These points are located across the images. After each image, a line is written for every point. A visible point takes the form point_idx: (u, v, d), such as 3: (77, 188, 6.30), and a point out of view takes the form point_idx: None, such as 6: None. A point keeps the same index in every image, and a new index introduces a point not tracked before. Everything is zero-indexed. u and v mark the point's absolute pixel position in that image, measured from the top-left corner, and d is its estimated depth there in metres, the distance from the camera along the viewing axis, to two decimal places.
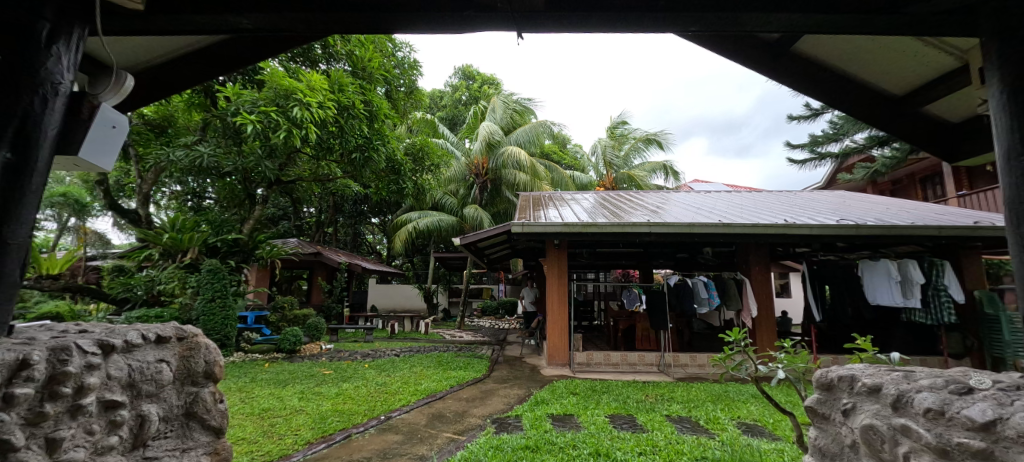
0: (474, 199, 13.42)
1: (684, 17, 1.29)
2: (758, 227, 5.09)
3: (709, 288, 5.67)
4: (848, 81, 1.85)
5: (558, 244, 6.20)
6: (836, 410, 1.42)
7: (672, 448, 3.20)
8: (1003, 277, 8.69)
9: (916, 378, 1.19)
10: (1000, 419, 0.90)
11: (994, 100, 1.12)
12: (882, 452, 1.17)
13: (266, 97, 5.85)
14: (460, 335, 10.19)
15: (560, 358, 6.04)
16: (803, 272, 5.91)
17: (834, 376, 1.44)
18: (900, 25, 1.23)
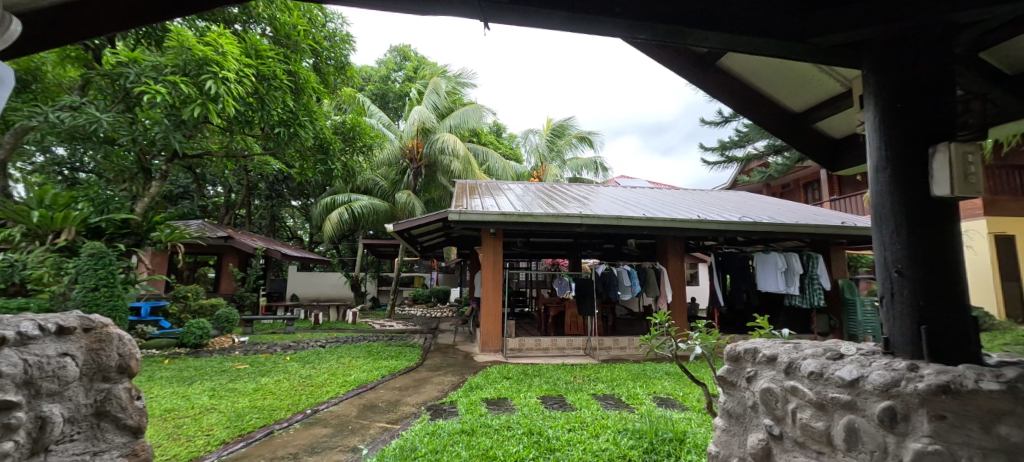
0: (408, 185, 12.98)
1: (637, 25, 1.36)
2: (676, 222, 5.63)
3: (631, 276, 6.09)
4: (759, 96, 2.13)
5: (495, 233, 6.26)
6: (741, 377, 1.63)
7: (598, 423, 3.50)
8: (857, 269, 10.59)
9: (801, 347, 1.46)
10: (861, 376, 1.15)
11: (869, 125, 1.40)
12: (776, 409, 1.42)
13: (175, 63, 5.10)
14: (390, 324, 9.86)
15: (493, 345, 6.16)
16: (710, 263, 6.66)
17: (741, 349, 1.66)
18: (805, 51, 1.45)
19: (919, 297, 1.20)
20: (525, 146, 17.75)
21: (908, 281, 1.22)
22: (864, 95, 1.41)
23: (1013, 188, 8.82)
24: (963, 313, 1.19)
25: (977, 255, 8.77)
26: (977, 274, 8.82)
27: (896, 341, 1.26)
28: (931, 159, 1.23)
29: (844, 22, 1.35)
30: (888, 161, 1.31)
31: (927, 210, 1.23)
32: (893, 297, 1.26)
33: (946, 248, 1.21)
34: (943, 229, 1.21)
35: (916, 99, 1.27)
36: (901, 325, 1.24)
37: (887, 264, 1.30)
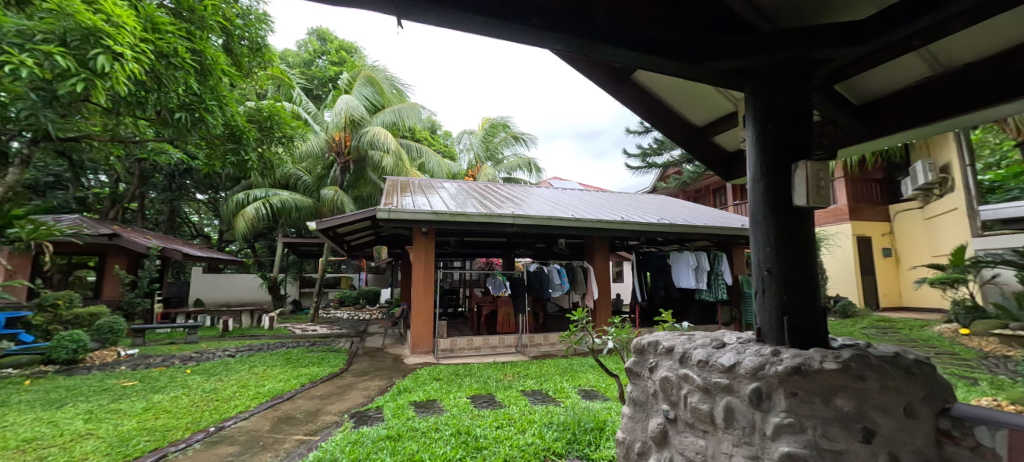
0: (335, 180, 12.21)
1: (556, 37, 1.38)
2: (602, 223, 5.96)
3: (561, 275, 6.33)
4: (667, 110, 2.33)
5: (427, 231, 6.17)
6: (645, 368, 1.77)
7: (525, 418, 3.59)
8: None
9: (694, 338, 1.62)
10: (738, 362, 1.32)
11: (750, 142, 1.60)
12: (672, 395, 1.56)
13: (50, 30, 4.31)
14: (313, 328, 9.22)
15: (424, 346, 6.05)
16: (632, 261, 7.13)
17: (645, 342, 1.79)
18: (702, 73, 1.60)
19: (783, 292, 1.40)
20: (460, 144, 17.61)
21: (775, 279, 1.42)
22: (747, 116, 1.61)
23: (869, 197, 10.63)
24: (815, 305, 1.41)
25: (841, 253, 10.46)
26: (840, 269, 10.52)
27: (766, 331, 1.45)
28: (792, 174, 1.45)
29: (734, 53, 1.51)
30: (763, 174, 1.51)
31: (792, 217, 1.43)
32: (763, 292, 1.46)
33: (804, 251, 1.42)
34: (801, 234, 1.43)
35: (783, 123, 1.50)
36: (769, 317, 1.44)
37: (760, 264, 1.49)
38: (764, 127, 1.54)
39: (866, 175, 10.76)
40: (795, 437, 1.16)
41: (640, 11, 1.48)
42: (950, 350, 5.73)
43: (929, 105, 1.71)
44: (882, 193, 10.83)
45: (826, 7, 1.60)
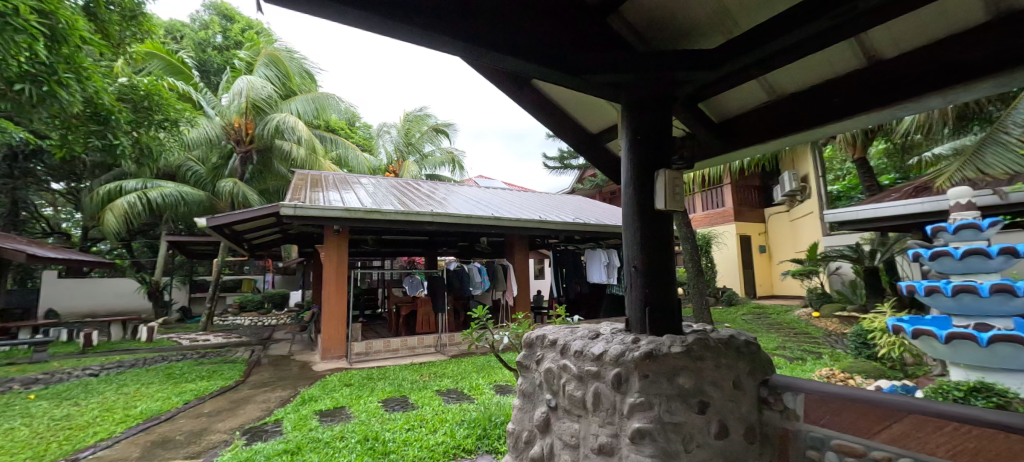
0: (234, 172, 10.94)
1: (445, 41, 1.38)
2: (520, 222, 6.12)
3: (482, 273, 6.37)
4: (565, 117, 2.49)
5: (339, 229, 5.83)
6: (533, 361, 1.86)
7: (438, 418, 3.56)
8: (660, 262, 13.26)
9: (575, 330, 1.75)
10: (604, 350, 1.46)
11: (623, 150, 1.77)
12: (553, 384, 1.67)
13: None
14: (206, 338, 8.19)
15: (336, 351, 5.72)
16: (550, 258, 7.45)
17: (533, 336, 1.89)
18: (587, 84, 1.72)
19: (646, 285, 1.58)
20: (382, 138, 16.87)
21: (639, 273, 1.59)
22: (622, 126, 1.78)
23: (749, 201, 12.30)
24: (671, 297, 1.60)
25: (727, 249, 11.97)
26: (727, 263, 11.99)
27: (632, 321, 1.62)
28: (654, 180, 1.63)
29: (610, 68, 1.65)
30: (632, 179, 1.68)
31: (654, 219, 1.61)
32: (631, 286, 1.62)
33: (664, 249, 1.60)
34: (662, 234, 1.61)
35: (648, 134, 1.69)
36: (634, 308, 1.60)
37: (629, 260, 1.65)
38: (636, 137, 1.71)
39: (748, 182, 12.43)
40: (645, 414, 1.31)
41: (525, 20, 1.54)
42: (805, 331, 6.86)
43: (766, 127, 2.05)
44: (760, 198, 12.59)
45: (689, 35, 1.82)
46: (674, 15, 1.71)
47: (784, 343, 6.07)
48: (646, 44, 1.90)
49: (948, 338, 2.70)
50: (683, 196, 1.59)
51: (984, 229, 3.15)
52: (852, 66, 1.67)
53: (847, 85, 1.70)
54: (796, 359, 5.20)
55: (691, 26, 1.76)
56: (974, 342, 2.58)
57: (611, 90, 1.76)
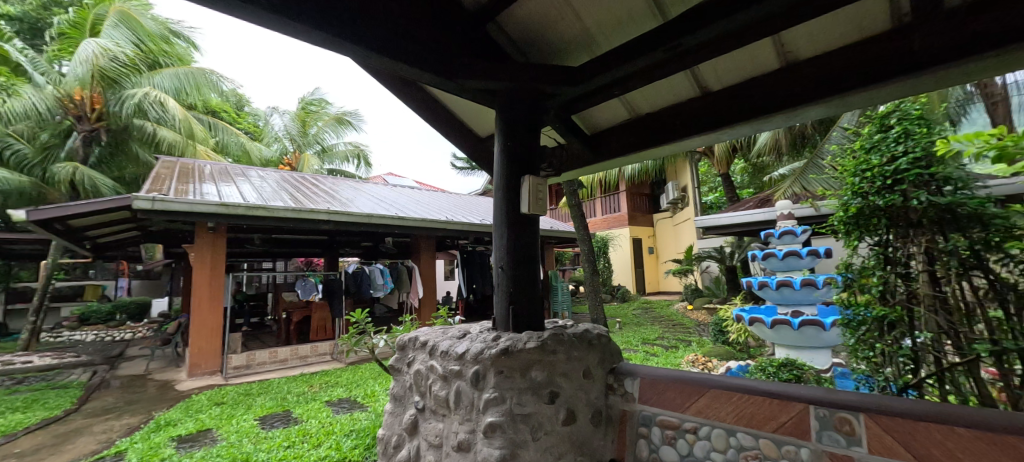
0: (74, 154, 8.97)
1: (309, 33, 1.26)
2: (426, 223, 5.99)
3: (384, 274, 6.14)
4: (454, 119, 2.53)
5: (215, 227, 5.13)
6: (405, 364, 1.84)
7: (323, 431, 3.32)
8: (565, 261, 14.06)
9: (446, 330, 1.77)
10: (466, 349, 1.50)
11: (496, 155, 1.84)
12: (421, 386, 1.67)
13: None
14: (27, 360, 6.55)
15: (207, 366, 5.01)
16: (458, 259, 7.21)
17: (406, 338, 1.86)
18: (467, 90, 1.75)
19: (510, 284, 1.67)
20: (277, 126, 15.30)
21: (505, 273, 1.67)
22: (496, 133, 1.85)
23: (641, 208, 13.71)
24: (535, 296, 1.70)
25: (622, 250, 13.12)
26: (622, 263, 13.15)
27: (498, 319, 1.69)
28: (521, 186, 1.73)
29: (486, 76, 1.69)
30: (503, 184, 1.76)
31: (520, 222, 1.71)
32: (498, 285, 1.70)
33: (530, 249, 1.71)
34: (529, 237, 1.72)
35: (518, 142, 1.78)
36: (500, 307, 1.68)
37: (497, 261, 1.73)
38: (508, 143, 1.79)
39: (640, 190, 13.82)
40: (499, 408, 1.37)
41: (401, 19, 1.50)
42: (681, 322, 7.85)
43: (628, 141, 2.29)
44: (650, 204, 14.10)
45: (561, 52, 1.96)
46: (547, 32, 1.82)
47: (663, 334, 6.87)
48: (524, 56, 1.99)
49: (773, 323, 3.32)
50: (546, 200, 1.72)
51: (799, 234, 3.93)
52: (690, 93, 1.99)
53: (687, 110, 2.04)
54: (671, 347, 5.92)
55: (562, 45, 1.90)
56: (790, 326, 3.23)
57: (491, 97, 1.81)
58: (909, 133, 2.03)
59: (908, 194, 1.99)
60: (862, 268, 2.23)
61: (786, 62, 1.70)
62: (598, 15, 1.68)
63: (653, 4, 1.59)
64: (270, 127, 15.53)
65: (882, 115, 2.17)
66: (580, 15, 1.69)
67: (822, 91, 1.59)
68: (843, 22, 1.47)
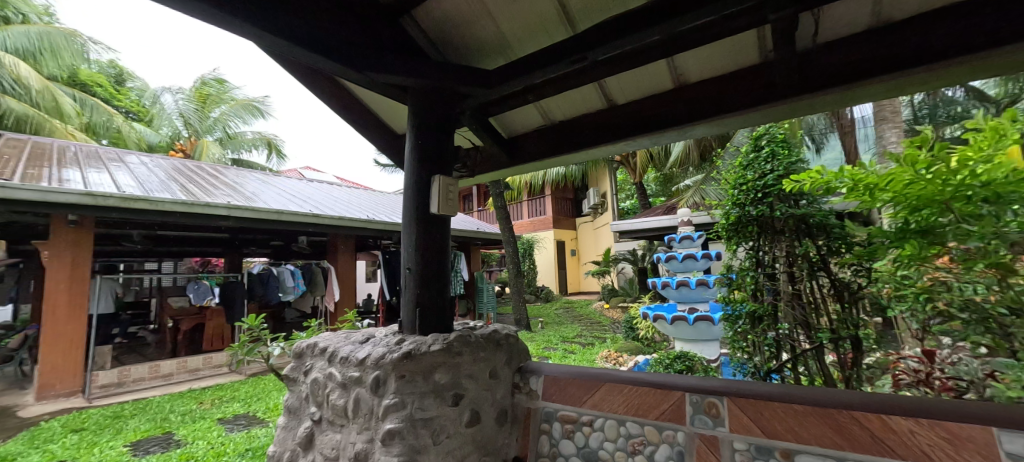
0: None
1: (191, 6, 1.11)
2: (344, 221, 5.62)
3: (295, 276, 5.68)
4: (369, 114, 2.42)
5: (76, 220, 4.30)
6: (301, 372, 1.70)
7: (212, 453, 2.94)
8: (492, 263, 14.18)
9: (349, 336, 1.68)
10: (367, 355, 1.43)
11: (408, 154, 1.79)
12: (318, 395, 1.56)
13: None
14: None
15: (66, 386, 4.16)
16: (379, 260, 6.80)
17: (304, 345, 1.72)
18: (380, 83, 1.69)
19: (418, 287, 1.63)
20: (166, 106, 13.41)
21: (413, 274, 1.64)
22: (409, 130, 1.80)
23: (564, 212, 14.35)
24: (444, 298, 1.68)
25: (546, 251, 13.58)
26: (546, 265, 13.60)
27: (405, 322, 1.65)
28: (431, 186, 1.70)
29: (397, 71, 1.63)
30: (414, 183, 1.72)
31: (429, 222, 1.68)
32: (406, 288, 1.66)
33: (439, 250, 1.69)
34: (439, 238, 1.70)
35: (429, 141, 1.75)
36: (407, 309, 1.64)
37: (405, 262, 1.68)
38: (422, 142, 1.76)
39: (564, 195, 14.45)
40: (397, 414, 1.32)
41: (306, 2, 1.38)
42: (598, 320, 8.35)
43: (543, 147, 2.37)
44: (572, 209, 14.81)
45: (477, 55, 1.97)
46: (463, 33, 1.82)
47: (581, 332, 7.24)
48: (440, 55, 1.97)
49: (673, 319, 3.70)
50: (457, 201, 1.72)
51: (695, 238, 4.40)
52: (599, 104, 2.13)
53: (596, 120, 2.17)
54: (587, 344, 6.27)
55: (479, 47, 1.91)
56: (686, 321, 3.61)
57: (407, 93, 1.77)
58: (775, 153, 2.36)
59: (773, 207, 2.33)
60: (739, 269, 2.55)
61: (678, 84, 1.90)
62: (513, 21, 1.73)
63: (563, 17, 1.68)
64: (157, 107, 13.54)
65: (754, 136, 2.50)
66: (495, 19, 1.71)
67: (707, 112, 1.81)
68: (722, 53, 1.69)
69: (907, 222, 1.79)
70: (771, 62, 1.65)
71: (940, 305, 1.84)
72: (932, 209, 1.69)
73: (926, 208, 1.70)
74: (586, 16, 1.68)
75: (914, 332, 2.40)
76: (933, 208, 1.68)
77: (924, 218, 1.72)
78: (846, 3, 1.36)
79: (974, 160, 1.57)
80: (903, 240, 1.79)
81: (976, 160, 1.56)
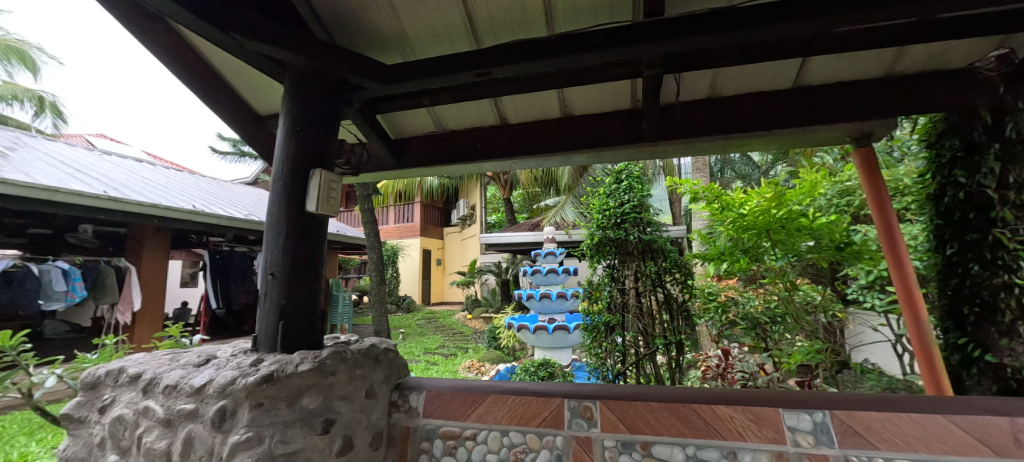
0: None
1: None
2: (157, 209, 4.29)
3: (71, 277, 4.20)
4: (221, 83, 2.00)
5: None
6: (94, 410, 1.27)
7: None
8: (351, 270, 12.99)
9: (178, 358, 1.34)
10: (209, 381, 1.15)
11: (279, 140, 1.54)
12: (122, 440, 1.19)
13: None
14: None
15: None
16: (204, 262, 5.50)
17: (100, 372, 1.30)
18: (250, 49, 1.42)
19: (283, 297, 1.41)
20: None
21: (276, 281, 1.40)
22: (283, 110, 1.54)
23: (432, 221, 14.16)
24: (314, 309, 1.48)
25: (411, 260, 13.13)
26: (411, 274, 13.13)
27: (262, 338, 1.40)
28: (309, 180, 1.49)
29: (272, 40, 1.38)
30: (286, 173, 1.48)
31: (304, 222, 1.47)
32: (266, 297, 1.41)
33: (314, 255, 1.49)
34: (314, 240, 1.50)
35: (311, 129, 1.53)
36: (267, 322, 1.40)
37: (267, 266, 1.43)
38: (301, 127, 1.52)
39: (434, 203, 14.29)
40: (251, 452, 1.09)
41: None
42: (461, 331, 8.42)
43: (432, 153, 2.30)
44: (441, 218, 14.73)
45: (370, 44, 1.82)
46: (357, 19, 1.66)
47: (445, 342, 7.20)
48: (327, 35, 1.74)
49: (535, 328, 4.01)
50: (340, 199, 1.53)
51: (557, 254, 4.87)
52: (493, 120, 2.18)
53: (487, 134, 2.21)
54: (450, 355, 6.25)
55: (374, 37, 1.77)
56: (546, 330, 3.94)
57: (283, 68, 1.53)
58: (632, 186, 2.81)
59: (628, 232, 2.76)
60: (597, 284, 2.92)
61: (565, 114, 2.09)
62: (417, 20, 1.66)
63: (469, 27, 1.70)
64: None
65: (615, 170, 2.92)
66: (398, 13, 1.62)
67: (588, 143, 2.04)
68: (603, 94, 1.94)
69: (738, 242, 2.63)
70: (638, 110, 1.99)
71: (731, 314, 2.75)
72: (756, 235, 2.53)
73: (754, 235, 2.54)
74: (490, 33, 1.73)
75: (712, 336, 3.13)
76: (759, 236, 2.54)
77: (751, 239, 2.57)
78: (693, 74, 1.75)
79: (793, 203, 2.45)
80: (734, 255, 2.65)
81: (793, 202, 2.44)
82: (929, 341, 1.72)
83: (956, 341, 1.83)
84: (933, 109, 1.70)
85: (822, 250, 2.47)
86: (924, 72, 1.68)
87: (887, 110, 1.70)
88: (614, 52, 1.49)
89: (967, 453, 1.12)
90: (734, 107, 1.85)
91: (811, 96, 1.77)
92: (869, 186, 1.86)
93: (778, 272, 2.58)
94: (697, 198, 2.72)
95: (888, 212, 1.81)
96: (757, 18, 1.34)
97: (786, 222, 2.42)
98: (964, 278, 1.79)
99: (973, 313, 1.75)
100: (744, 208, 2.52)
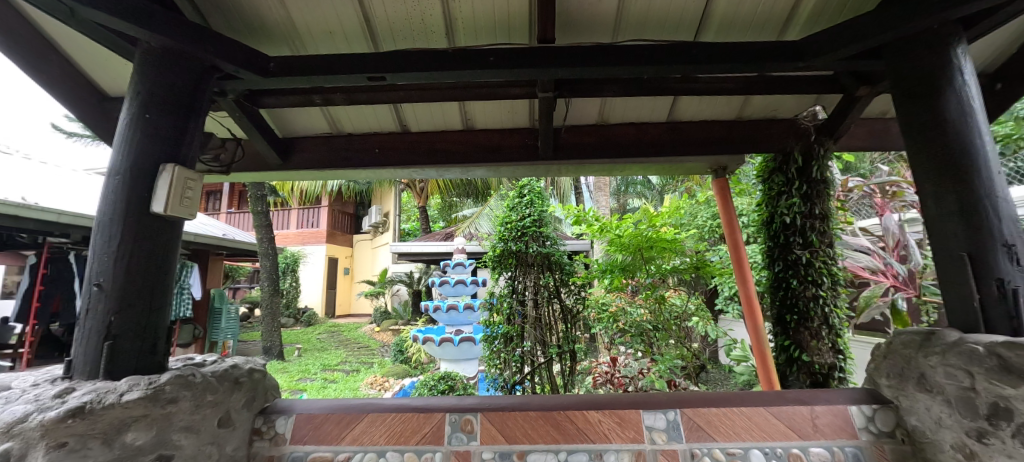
0: None
1: None
2: None
3: None
4: (53, 52, 1.63)
5: None
6: None
7: None
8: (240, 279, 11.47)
9: None
10: None
11: (118, 129, 1.31)
12: None
13: None
14: None
15: None
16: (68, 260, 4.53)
17: None
18: (84, 15, 1.18)
19: (112, 313, 1.19)
20: None
21: (103, 294, 1.18)
22: (128, 94, 1.31)
23: (341, 227, 13.22)
24: (155, 326, 1.28)
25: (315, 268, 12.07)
26: (314, 284, 12.06)
27: (78, 363, 1.17)
28: (158, 177, 1.28)
29: (116, 10, 1.17)
30: (126, 167, 1.26)
31: (146, 225, 1.25)
32: (88, 314, 1.18)
33: (161, 263, 1.29)
34: (163, 245, 1.30)
35: (163, 118, 1.32)
36: (88, 344, 1.17)
37: (90, 276, 1.20)
38: (154, 116, 1.31)
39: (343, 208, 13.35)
40: None
41: None
42: (367, 345, 7.92)
43: (322, 153, 2.14)
44: (352, 224, 13.84)
45: (254, 33, 1.65)
46: (236, 4, 1.49)
47: (347, 358, 6.70)
48: (200, 17, 1.54)
49: (441, 341, 3.92)
50: (198, 200, 1.34)
51: (467, 265, 4.85)
52: (393, 127, 2.12)
53: (387, 141, 2.13)
54: (352, 371, 5.83)
55: (259, 26, 1.61)
56: (452, 342, 3.89)
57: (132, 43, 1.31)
58: (533, 201, 2.93)
59: (527, 245, 2.88)
60: (497, 295, 2.96)
61: (466, 127, 2.12)
62: (309, 14, 1.56)
63: (367, 28, 1.63)
64: None
65: (518, 185, 3.01)
66: (285, 3, 1.50)
67: (486, 158, 2.08)
68: (503, 112, 2.01)
69: (618, 258, 2.92)
70: (536, 130, 2.09)
71: (621, 323, 2.99)
72: (632, 253, 2.84)
73: (630, 252, 2.85)
74: (389, 37, 1.68)
75: (605, 344, 3.33)
76: (637, 257, 2.87)
77: (630, 257, 2.86)
78: (584, 101, 1.89)
79: (660, 224, 2.79)
80: (615, 273, 2.93)
81: (658, 225, 2.79)
82: (764, 344, 2.05)
83: (782, 343, 2.20)
84: (767, 150, 2.06)
85: (684, 267, 2.86)
86: (761, 118, 2.04)
87: (736, 149, 2.01)
88: (510, 72, 1.54)
89: (778, 438, 1.33)
90: (618, 134, 2.04)
91: (680, 130, 2.03)
92: (724, 209, 2.18)
93: (649, 287, 2.89)
94: (580, 222, 2.92)
95: (738, 232, 2.13)
96: (632, 56, 1.49)
97: (652, 241, 2.77)
98: (787, 290, 2.17)
99: (793, 319, 2.13)
100: (619, 229, 2.82)
